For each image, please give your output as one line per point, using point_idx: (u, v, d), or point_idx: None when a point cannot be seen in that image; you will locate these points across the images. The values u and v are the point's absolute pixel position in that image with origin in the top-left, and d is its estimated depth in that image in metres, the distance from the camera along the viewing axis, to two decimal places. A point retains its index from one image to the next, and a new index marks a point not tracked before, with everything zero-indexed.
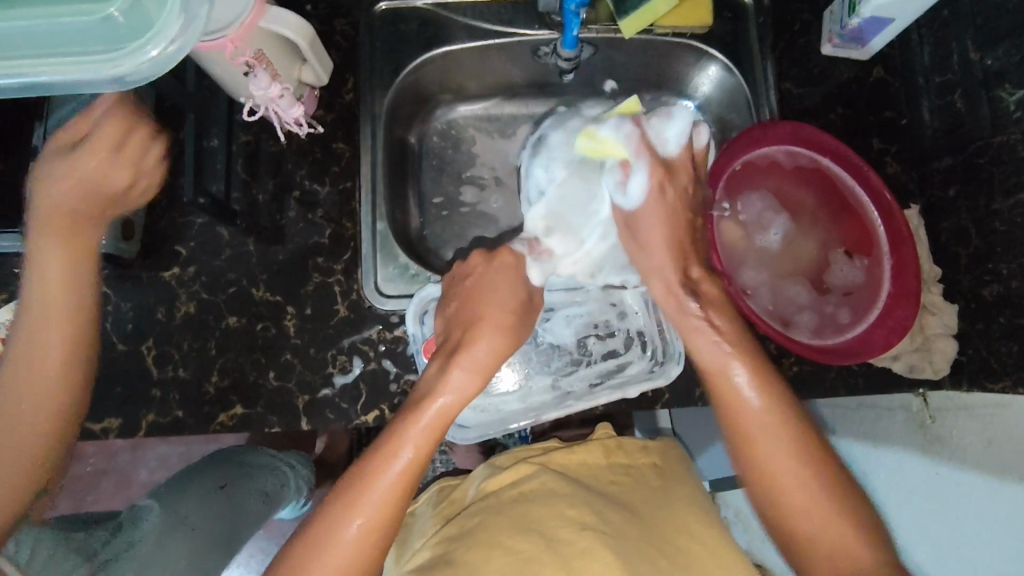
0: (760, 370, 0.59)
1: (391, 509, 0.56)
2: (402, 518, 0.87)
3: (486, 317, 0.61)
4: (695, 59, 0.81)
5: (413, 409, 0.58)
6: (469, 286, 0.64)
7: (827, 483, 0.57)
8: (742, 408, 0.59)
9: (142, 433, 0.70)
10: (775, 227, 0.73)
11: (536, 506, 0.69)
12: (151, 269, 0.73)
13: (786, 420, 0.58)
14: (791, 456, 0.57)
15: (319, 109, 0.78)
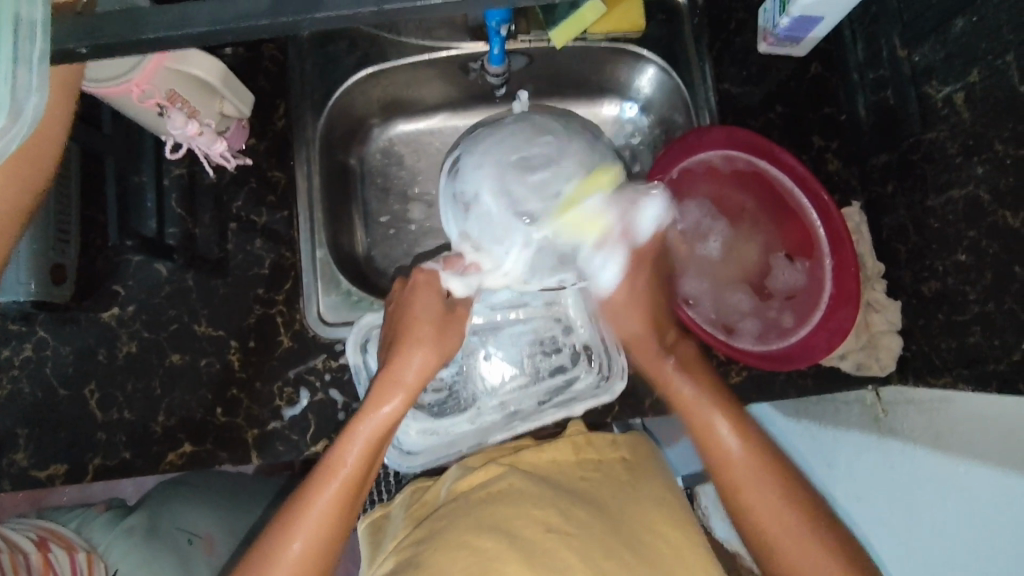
0: (739, 416, 0.60)
1: (328, 531, 0.55)
2: (373, 522, 0.72)
3: (408, 333, 0.61)
4: (632, 62, 0.80)
5: (352, 434, 0.58)
6: (394, 308, 0.64)
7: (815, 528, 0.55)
8: (719, 449, 0.59)
9: (89, 477, 0.69)
10: (714, 234, 0.72)
11: (503, 505, 0.58)
12: (89, 311, 0.72)
13: (766, 465, 0.58)
14: (779, 504, 0.56)
15: (252, 138, 0.76)
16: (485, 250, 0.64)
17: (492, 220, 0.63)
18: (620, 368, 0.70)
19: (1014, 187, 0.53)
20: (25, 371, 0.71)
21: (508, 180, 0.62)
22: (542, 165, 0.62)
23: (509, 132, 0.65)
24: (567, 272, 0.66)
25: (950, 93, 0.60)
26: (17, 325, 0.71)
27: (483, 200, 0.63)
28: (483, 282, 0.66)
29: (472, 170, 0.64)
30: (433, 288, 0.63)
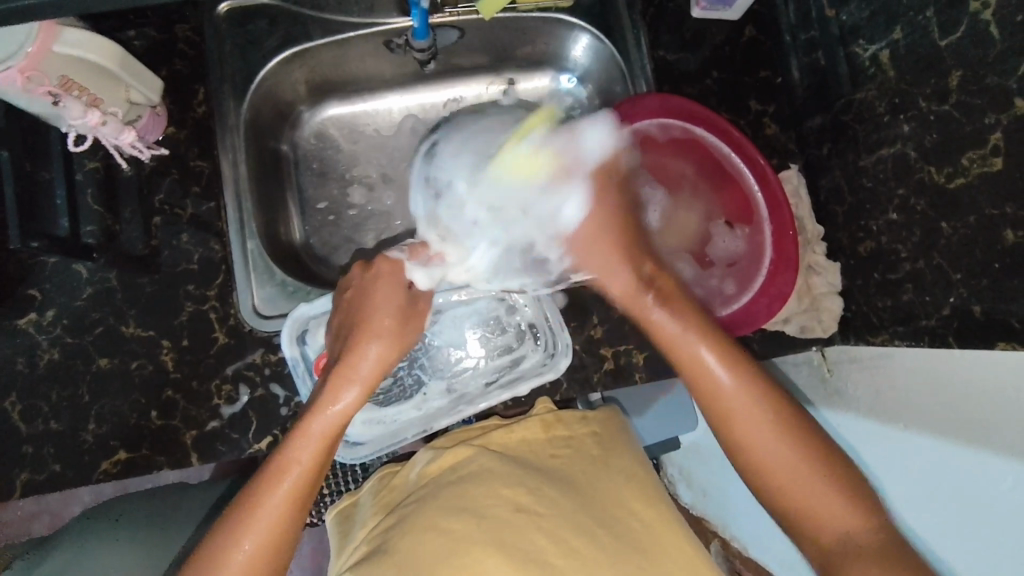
0: (725, 345, 0.58)
1: (280, 529, 0.53)
2: (341, 511, 0.71)
3: (367, 324, 0.59)
4: (565, 32, 0.78)
5: (304, 433, 0.55)
6: (348, 298, 0.62)
7: (823, 457, 0.54)
8: (708, 381, 0.57)
9: (17, 494, 0.66)
10: (654, 204, 0.71)
11: (473, 484, 0.57)
12: (4, 318, 0.68)
13: (774, 406, 0.55)
14: (791, 454, 0.54)
15: (170, 126, 0.72)
16: (451, 240, 0.67)
17: (462, 211, 0.68)
18: (564, 345, 0.69)
19: (940, 143, 0.54)
20: None
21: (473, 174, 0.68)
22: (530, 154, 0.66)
23: (487, 133, 0.71)
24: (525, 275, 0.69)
25: (876, 52, 0.61)
26: None
27: (453, 193, 0.69)
28: (446, 275, 0.67)
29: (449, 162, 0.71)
30: (394, 278, 0.62)
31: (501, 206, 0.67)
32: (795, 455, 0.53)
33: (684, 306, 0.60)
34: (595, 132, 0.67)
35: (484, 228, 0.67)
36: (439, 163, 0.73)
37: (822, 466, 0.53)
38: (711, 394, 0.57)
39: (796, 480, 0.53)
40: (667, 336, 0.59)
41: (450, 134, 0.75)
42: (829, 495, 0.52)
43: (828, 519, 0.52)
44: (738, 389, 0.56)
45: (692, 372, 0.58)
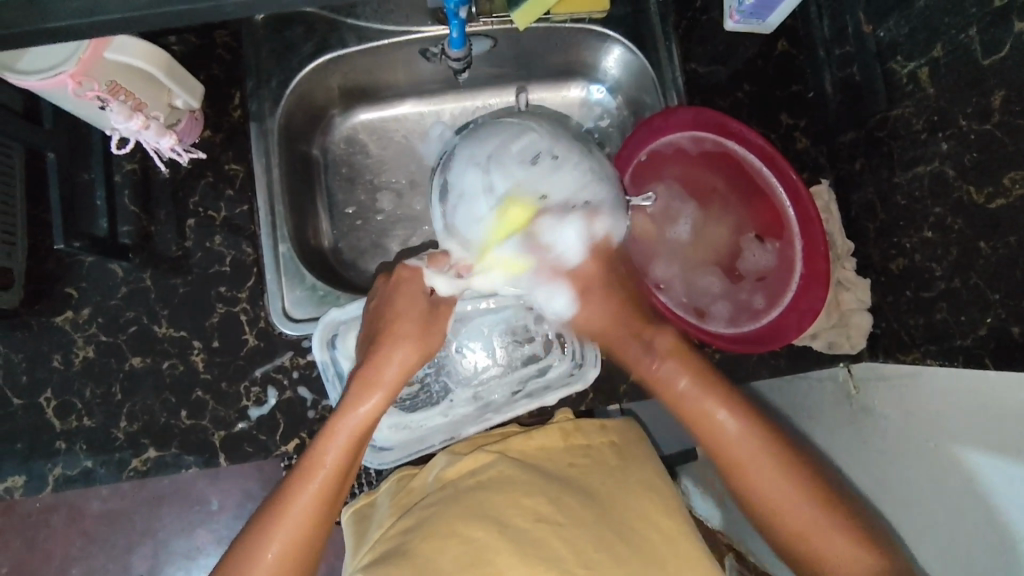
0: (729, 394, 0.61)
1: (311, 527, 0.55)
2: (357, 509, 0.69)
3: (393, 328, 0.60)
4: (598, 43, 0.78)
5: (331, 435, 0.57)
6: (373, 305, 0.63)
7: (824, 505, 0.56)
8: (717, 432, 0.60)
9: (50, 488, 0.67)
10: (684, 217, 0.71)
11: (491, 493, 0.57)
12: (41, 314, 0.69)
13: (764, 440, 0.59)
14: (787, 486, 0.57)
15: (206, 130, 0.73)
16: (471, 247, 0.64)
17: (477, 219, 0.63)
18: (592, 356, 0.69)
19: (980, 163, 0.54)
20: None
21: (498, 175, 0.62)
22: (534, 159, 0.63)
23: (502, 130, 0.65)
24: (555, 285, 0.66)
25: (915, 69, 0.60)
26: None
27: (474, 201, 0.62)
28: (470, 282, 0.65)
29: (466, 167, 0.64)
30: (416, 283, 0.62)
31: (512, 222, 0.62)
32: (793, 487, 0.57)
33: (689, 356, 0.63)
34: (571, 240, 0.64)
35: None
36: (458, 165, 0.64)
37: (820, 488, 0.57)
38: (723, 444, 0.60)
39: (810, 525, 0.56)
40: (681, 406, 0.62)
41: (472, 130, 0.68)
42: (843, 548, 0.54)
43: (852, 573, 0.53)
44: (735, 425, 0.60)
45: (705, 427, 0.61)
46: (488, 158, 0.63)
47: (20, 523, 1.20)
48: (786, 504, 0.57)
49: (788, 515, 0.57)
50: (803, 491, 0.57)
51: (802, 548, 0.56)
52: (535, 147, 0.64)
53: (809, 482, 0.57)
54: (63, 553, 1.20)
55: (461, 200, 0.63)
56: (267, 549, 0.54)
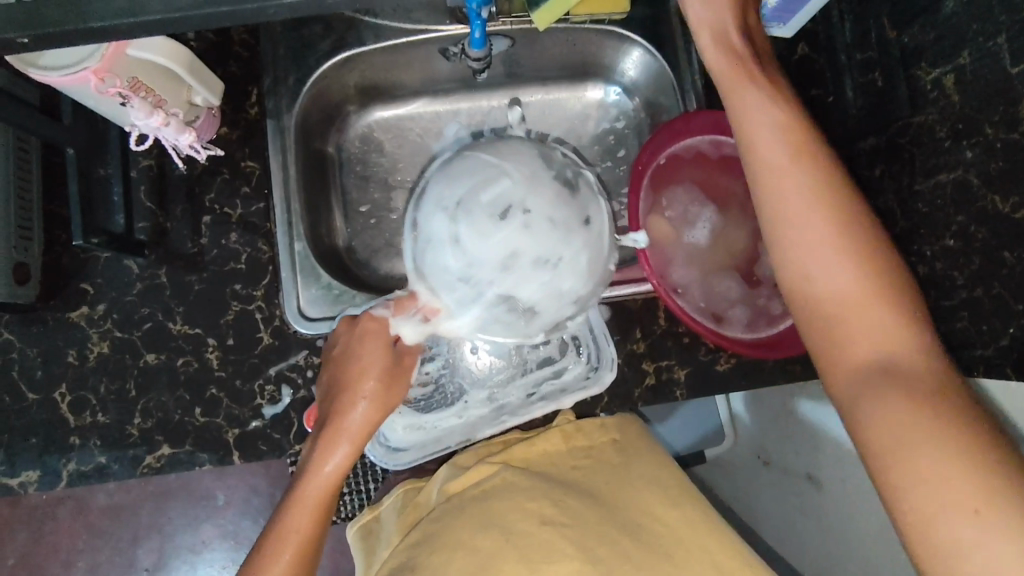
0: (800, 146, 0.52)
1: None
2: (363, 525, 0.71)
3: (347, 397, 0.59)
4: (617, 44, 0.78)
5: (297, 501, 0.57)
6: (338, 352, 0.62)
7: (879, 291, 0.48)
8: (759, 142, 0.53)
9: (64, 483, 0.67)
10: (701, 221, 0.70)
11: (494, 500, 0.57)
12: (56, 310, 0.69)
13: (840, 204, 0.50)
14: (823, 224, 0.49)
15: (223, 126, 0.73)
16: (440, 294, 0.65)
17: (446, 270, 0.64)
18: (610, 359, 0.69)
19: (1007, 171, 0.54)
20: None
21: (466, 229, 0.64)
22: (505, 207, 0.64)
23: (474, 172, 0.66)
24: (533, 331, 0.68)
25: (940, 76, 0.60)
26: None
27: (440, 252, 0.64)
28: (438, 328, 0.66)
29: (438, 215, 0.65)
30: (375, 339, 0.62)
31: (478, 269, 0.64)
32: (845, 225, 0.49)
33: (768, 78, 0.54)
34: None
35: (470, 289, 0.64)
36: (428, 214, 0.66)
37: (881, 279, 0.48)
38: (763, 149, 0.52)
39: (845, 275, 0.49)
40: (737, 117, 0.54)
41: (450, 165, 0.68)
42: (878, 324, 0.48)
43: (885, 355, 0.47)
44: (786, 150, 0.52)
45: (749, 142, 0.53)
46: (458, 208, 0.64)
47: (28, 516, 1.20)
48: (901, 367, 0.46)
49: (853, 324, 0.48)
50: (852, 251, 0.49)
51: (841, 325, 0.49)
52: (508, 194, 0.64)
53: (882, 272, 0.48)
54: (70, 546, 1.20)
55: (430, 248, 0.65)
56: None
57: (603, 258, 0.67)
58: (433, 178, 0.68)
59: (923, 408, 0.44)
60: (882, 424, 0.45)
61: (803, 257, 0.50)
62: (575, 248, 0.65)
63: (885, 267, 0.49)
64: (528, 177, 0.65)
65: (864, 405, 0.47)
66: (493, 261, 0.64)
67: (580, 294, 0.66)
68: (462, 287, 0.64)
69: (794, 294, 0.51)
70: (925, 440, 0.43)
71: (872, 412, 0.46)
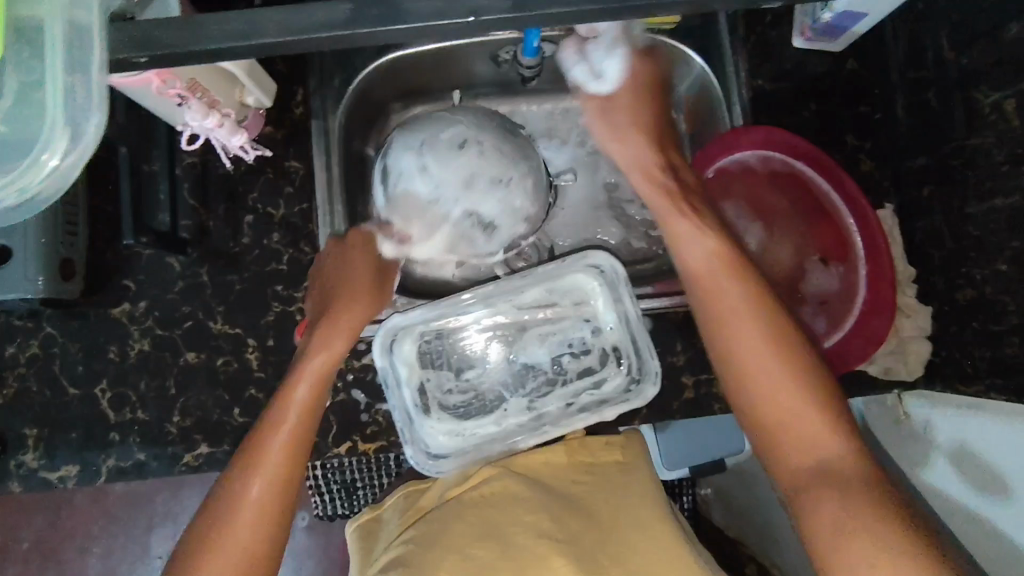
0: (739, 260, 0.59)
1: (282, 477, 0.57)
2: (363, 526, 0.68)
3: (347, 290, 0.66)
4: (664, 54, 0.77)
5: (300, 376, 0.61)
6: (324, 268, 0.68)
7: (818, 397, 0.54)
8: (688, 248, 0.60)
9: (102, 479, 0.67)
10: (748, 236, 0.72)
11: (496, 511, 0.60)
12: (99, 306, 0.69)
13: (766, 311, 0.57)
14: (761, 338, 0.56)
15: (268, 126, 0.73)
16: (412, 221, 0.68)
17: (416, 199, 0.67)
18: (654, 372, 0.66)
19: None
20: (30, 369, 0.68)
21: (431, 157, 0.66)
22: (464, 142, 0.66)
23: (432, 118, 0.68)
24: (495, 249, 0.72)
25: (999, 100, 0.58)
26: (22, 321, 0.68)
27: (412, 182, 0.67)
28: (411, 250, 0.70)
29: (403, 155, 0.67)
30: (359, 250, 0.69)
31: (444, 197, 0.66)
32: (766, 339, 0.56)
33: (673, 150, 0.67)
34: None
35: (437, 213, 0.67)
36: (392, 152, 0.68)
37: (810, 388, 0.54)
38: (697, 263, 0.60)
39: (775, 391, 0.55)
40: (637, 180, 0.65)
41: (405, 125, 0.69)
42: (806, 416, 0.54)
43: (822, 459, 0.53)
44: (718, 261, 0.59)
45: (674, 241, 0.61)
46: (421, 146, 0.66)
47: (47, 501, 1.21)
48: (838, 471, 0.52)
49: (789, 418, 0.54)
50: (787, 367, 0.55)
51: (780, 442, 0.55)
52: (465, 131, 0.67)
53: (815, 381, 0.55)
54: (88, 533, 1.20)
55: (399, 182, 0.67)
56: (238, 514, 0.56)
57: (543, 188, 0.71)
58: (400, 129, 0.68)
59: (833, 472, 0.52)
60: (836, 538, 0.49)
61: (750, 377, 0.56)
62: (523, 172, 0.68)
63: (804, 366, 0.55)
64: (478, 115, 0.69)
65: (808, 504, 0.52)
66: (455, 183, 0.66)
67: (531, 214, 0.71)
68: (431, 214, 0.67)
69: (743, 408, 0.57)
70: (864, 540, 0.48)
71: (812, 513, 0.51)
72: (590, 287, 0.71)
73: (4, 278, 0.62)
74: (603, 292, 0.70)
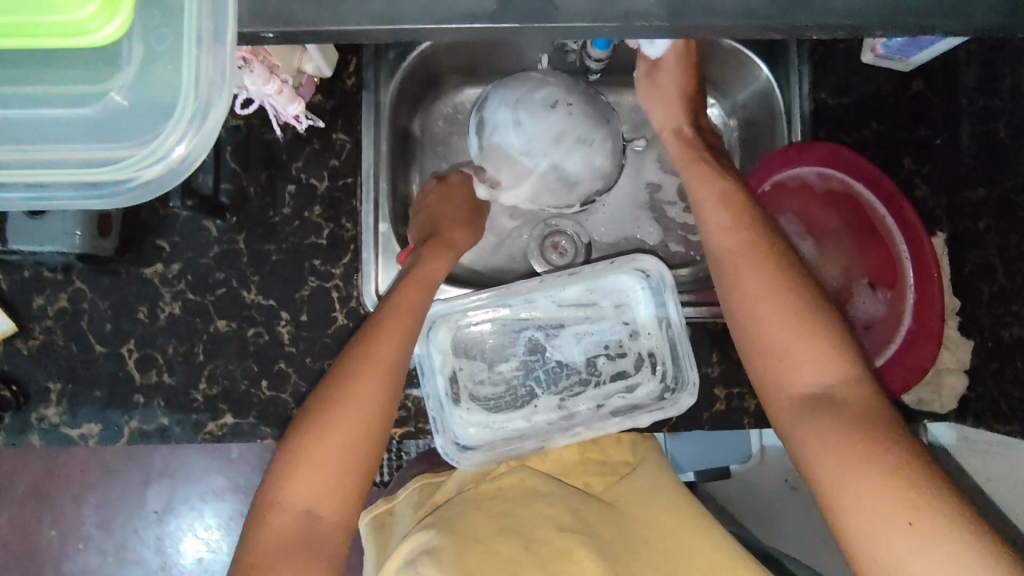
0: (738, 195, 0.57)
1: (383, 393, 0.54)
2: (376, 517, 0.65)
3: (451, 225, 0.71)
4: (728, 60, 0.76)
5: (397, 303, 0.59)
6: (428, 202, 0.72)
7: (806, 326, 0.51)
8: (702, 181, 0.59)
9: (124, 440, 0.66)
10: (799, 253, 0.70)
11: (515, 505, 0.58)
12: (131, 264, 0.68)
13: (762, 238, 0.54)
14: (768, 276, 0.52)
15: (318, 95, 0.71)
16: (503, 170, 0.71)
17: (509, 151, 0.69)
18: (691, 383, 0.65)
19: None
20: (58, 323, 0.67)
21: (526, 115, 0.68)
22: (557, 103, 0.68)
23: (525, 77, 0.70)
24: (574, 201, 0.75)
25: None
26: (52, 273, 0.67)
27: (504, 136, 0.69)
28: (500, 195, 0.73)
29: (499, 109, 0.69)
30: (456, 191, 0.74)
31: (537, 152, 0.69)
32: (782, 275, 0.52)
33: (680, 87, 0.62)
34: None
35: (527, 164, 0.70)
36: (487, 105, 0.70)
37: (815, 312, 0.51)
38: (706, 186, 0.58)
39: (784, 326, 0.51)
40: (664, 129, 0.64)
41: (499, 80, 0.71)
42: (812, 348, 0.50)
43: (816, 383, 0.50)
44: (721, 192, 0.57)
45: (694, 175, 0.60)
46: (516, 101, 0.68)
47: None
48: (837, 396, 0.49)
49: (791, 356, 0.51)
50: (797, 298, 0.52)
51: (787, 375, 0.51)
52: (558, 92, 0.69)
53: (812, 307, 0.51)
54: None
55: (496, 133, 0.69)
56: (334, 424, 0.52)
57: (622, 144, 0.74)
58: (491, 88, 0.71)
59: (854, 436, 0.47)
60: (835, 463, 0.47)
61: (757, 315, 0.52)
62: (607, 134, 0.71)
63: (806, 297, 0.52)
64: (569, 79, 0.70)
65: (796, 433, 0.50)
66: (546, 139, 0.69)
67: (608, 171, 0.74)
68: (523, 167, 0.70)
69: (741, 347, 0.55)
70: (866, 467, 0.45)
71: (811, 441, 0.48)
72: (632, 290, 0.70)
73: (41, 230, 0.61)
74: (645, 295, 0.69)
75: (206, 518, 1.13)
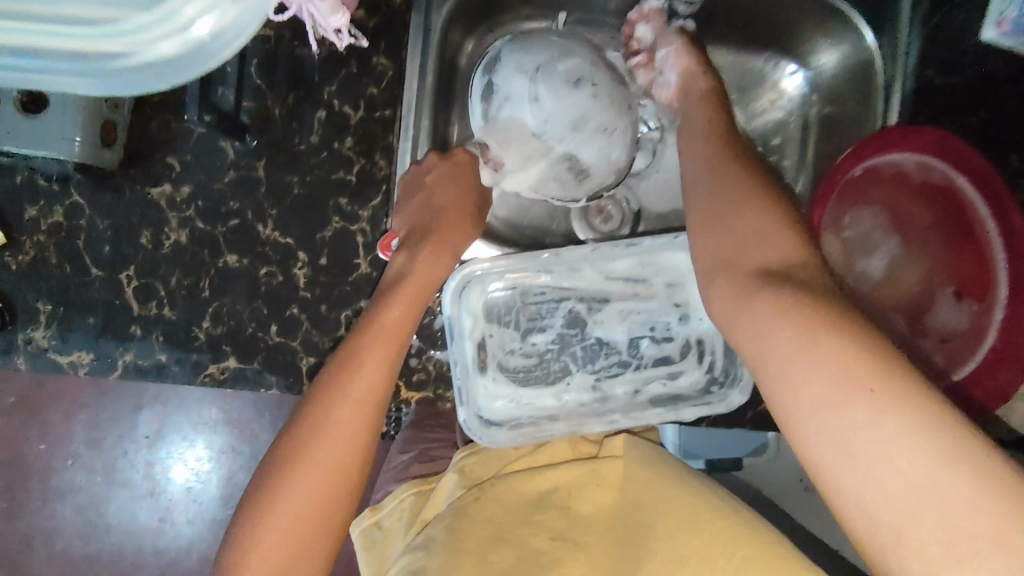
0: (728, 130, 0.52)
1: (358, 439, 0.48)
2: (367, 531, 0.60)
3: (452, 215, 0.59)
4: (826, 22, 0.67)
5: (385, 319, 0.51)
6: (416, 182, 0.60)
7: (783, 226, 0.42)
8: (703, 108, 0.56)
9: (117, 374, 0.60)
10: (880, 251, 0.63)
11: (498, 501, 0.53)
12: (136, 181, 0.60)
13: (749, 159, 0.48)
14: (747, 177, 0.46)
15: (360, 10, 0.62)
16: (510, 150, 0.59)
17: (520, 128, 0.58)
18: (744, 380, 0.61)
19: None
20: (51, 238, 0.60)
21: (545, 88, 0.57)
22: (581, 80, 0.57)
23: (550, 42, 0.59)
24: (579, 197, 0.63)
25: None
26: (48, 183, 0.60)
27: (519, 110, 0.57)
28: (501, 182, 0.61)
29: (515, 77, 0.57)
30: (463, 172, 0.60)
31: (552, 134, 0.57)
32: (749, 176, 0.46)
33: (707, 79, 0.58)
34: None
35: (540, 146, 0.58)
36: (500, 71, 0.59)
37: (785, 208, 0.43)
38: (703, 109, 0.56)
39: (759, 221, 0.43)
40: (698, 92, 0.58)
41: (518, 39, 0.60)
42: (772, 240, 0.42)
43: (765, 261, 0.41)
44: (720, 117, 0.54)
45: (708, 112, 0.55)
46: (537, 71, 0.57)
47: None
48: (791, 273, 0.40)
49: (748, 238, 0.42)
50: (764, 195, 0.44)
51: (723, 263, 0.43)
52: (584, 66, 0.58)
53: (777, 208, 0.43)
54: None
55: (507, 105, 0.58)
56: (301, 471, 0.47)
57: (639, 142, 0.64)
58: (507, 47, 0.59)
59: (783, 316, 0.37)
60: (773, 340, 0.37)
61: (717, 201, 0.46)
62: (628, 124, 0.60)
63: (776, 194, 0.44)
64: (595, 56, 0.60)
65: (749, 323, 0.39)
66: (568, 120, 0.57)
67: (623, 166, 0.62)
68: (531, 150, 0.58)
69: (703, 246, 0.45)
70: (800, 346, 0.35)
71: (777, 355, 0.36)
72: (688, 270, 0.62)
73: (35, 132, 0.55)
74: None
75: (198, 448, 0.99)
